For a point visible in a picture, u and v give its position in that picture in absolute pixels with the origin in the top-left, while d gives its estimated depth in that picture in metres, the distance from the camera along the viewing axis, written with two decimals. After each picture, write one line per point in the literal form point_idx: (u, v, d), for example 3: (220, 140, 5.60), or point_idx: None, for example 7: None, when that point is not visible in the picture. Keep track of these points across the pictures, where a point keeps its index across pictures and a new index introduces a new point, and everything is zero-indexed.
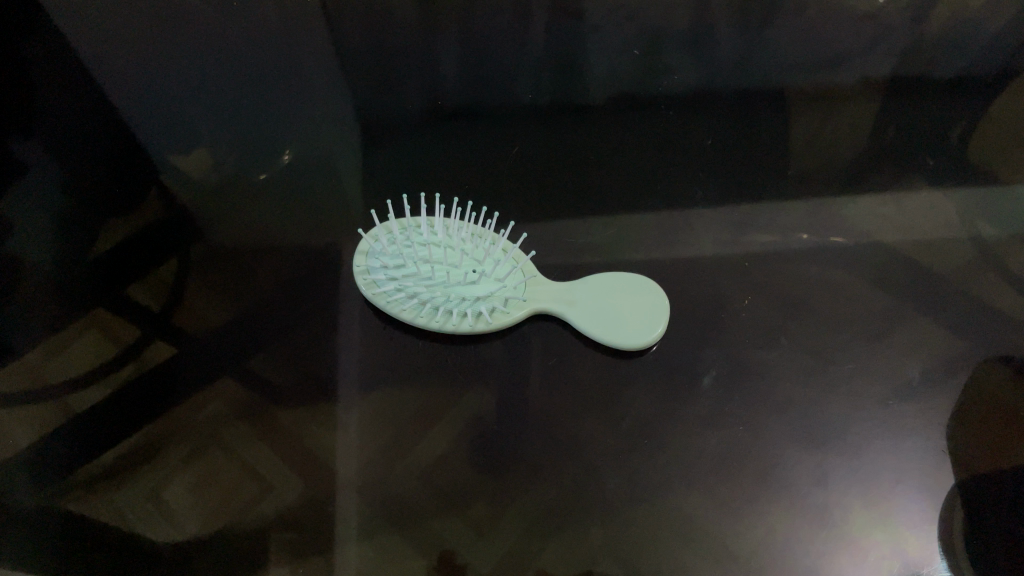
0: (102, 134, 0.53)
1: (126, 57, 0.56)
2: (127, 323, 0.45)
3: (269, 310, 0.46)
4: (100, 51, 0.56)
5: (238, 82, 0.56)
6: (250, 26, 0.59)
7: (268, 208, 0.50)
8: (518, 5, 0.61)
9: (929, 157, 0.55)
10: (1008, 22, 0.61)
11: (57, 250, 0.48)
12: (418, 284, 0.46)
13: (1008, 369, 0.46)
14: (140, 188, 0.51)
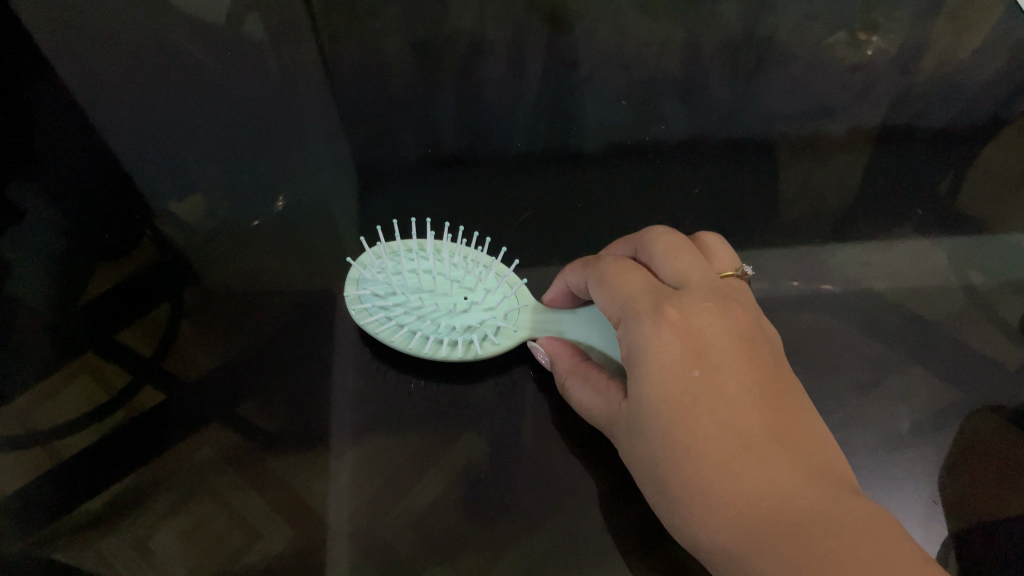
0: (98, 171, 0.53)
1: (128, 108, 0.57)
2: (119, 369, 0.45)
3: (258, 353, 0.46)
4: (103, 100, 0.57)
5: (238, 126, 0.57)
6: (252, 76, 0.60)
7: (264, 255, 0.51)
8: (515, 62, 0.63)
9: (914, 210, 0.56)
10: (990, 77, 0.64)
11: (49, 292, 0.48)
12: (408, 312, 0.47)
13: (999, 416, 0.46)
14: (135, 231, 0.51)
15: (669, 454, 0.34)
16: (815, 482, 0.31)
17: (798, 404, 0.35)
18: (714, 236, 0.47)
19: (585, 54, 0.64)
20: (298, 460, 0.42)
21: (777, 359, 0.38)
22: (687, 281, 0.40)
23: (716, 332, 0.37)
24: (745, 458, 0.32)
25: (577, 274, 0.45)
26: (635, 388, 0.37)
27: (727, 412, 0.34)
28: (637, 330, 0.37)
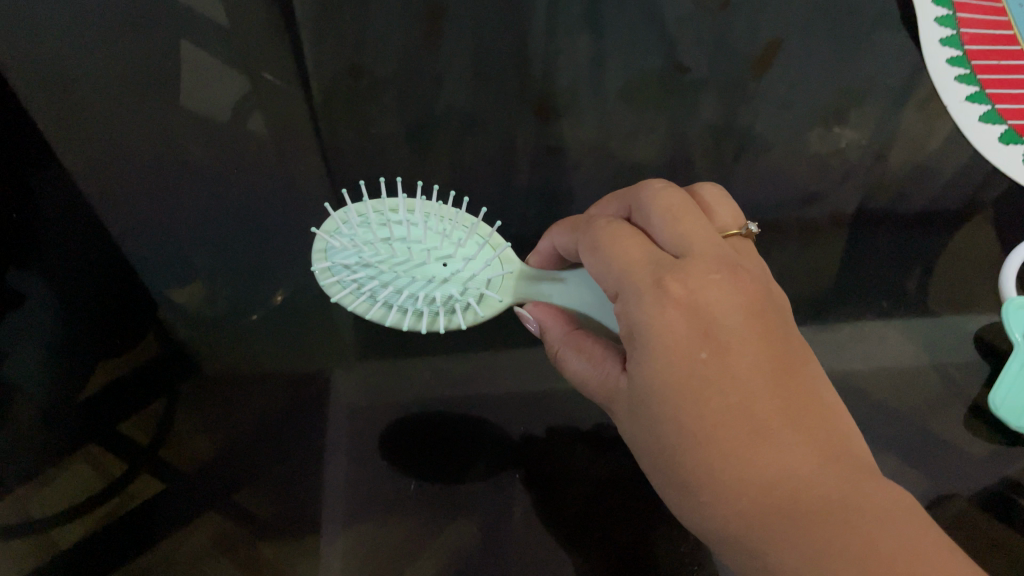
0: (99, 267, 0.54)
1: (130, 190, 0.58)
2: (118, 458, 0.46)
3: (255, 440, 0.47)
4: (105, 185, 0.58)
5: (235, 211, 0.58)
6: (248, 159, 0.61)
7: (262, 343, 0.52)
8: (505, 144, 0.63)
9: (882, 298, 0.59)
10: (965, 163, 0.66)
11: (51, 383, 0.49)
12: (385, 283, 0.48)
13: (969, 498, 0.48)
14: (140, 324, 0.52)
15: (677, 438, 0.35)
16: (829, 462, 0.33)
17: (806, 375, 0.36)
18: (712, 189, 0.47)
19: (575, 136, 0.65)
20: (291, 547, 0.43)
21: (782, 326, 0.38)
22: (693, 246, 0.39)
23: (724, 306, 0.37)
24: (760, 444, 0.33)
25: (566, 235, 0.47)
26: (639, 368, 0.37)
27: (737, 396, 0.34)
28: (639, 306, 0.37)
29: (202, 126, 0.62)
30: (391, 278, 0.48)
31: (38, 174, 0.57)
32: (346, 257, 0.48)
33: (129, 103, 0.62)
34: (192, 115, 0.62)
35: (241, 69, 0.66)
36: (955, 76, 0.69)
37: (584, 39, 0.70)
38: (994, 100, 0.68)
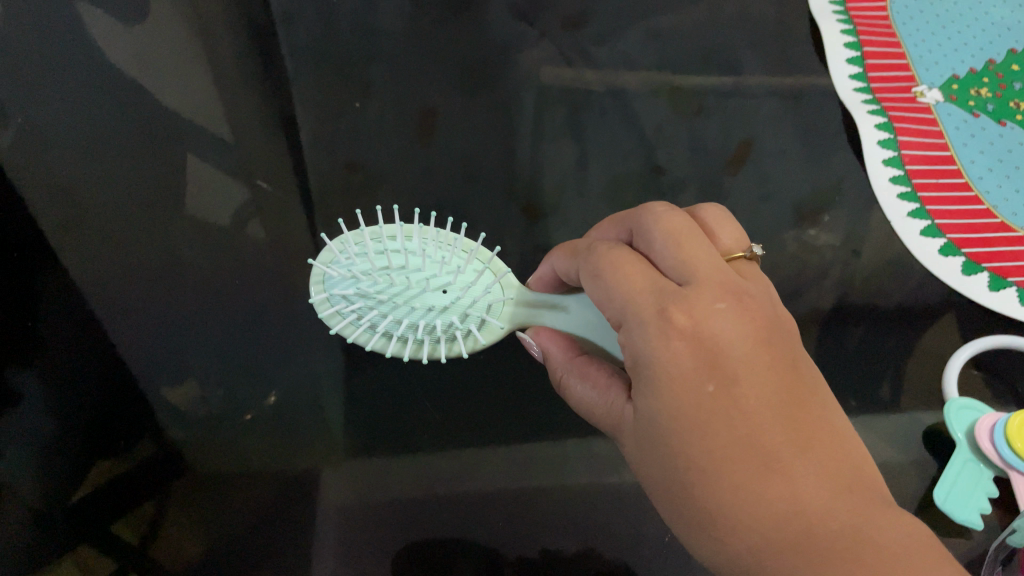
0: (73, 352, 0.49)
1: (118, 266, 0.53)
2: (103, 555, 0.43)
3: (244, 547, 0.43)
4: (88, 263, 0.53)
5: (207, 306, 0.52)
6: (241, 251, 0.55)
7: (256, 448, 0.47)
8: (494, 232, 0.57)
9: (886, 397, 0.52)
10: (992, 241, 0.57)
11: (36, 484, 0.44)
12: (386, 312, 0.46)
13: None
14: (139, 426, 0.47)
15: (678, 474, 0.31)
16: (842, 494, 0.29)
17: (817, 404, 0.33)
18: (716, 210, 0.42)
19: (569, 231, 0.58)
20: None
21: (795, 355, 0.34)
22: (698, 272, 0.36)
23: (732, 342, 0.33)
24: (771, 476, 0.29)
25: (566, 260, 0.43)
26: (642, 402, 0.33)
27: (746, 426, 0.31)
28: (642, 334, 0.34)
29: (177, 209, 0.56)
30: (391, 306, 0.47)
31: (25, 246, 0.53)
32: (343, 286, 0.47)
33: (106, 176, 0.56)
34: (173, 193, 0.56)
35: (233, 154, 0.59)
36: (897, 193, 0.60)
37: (574, 141, 0.62)
38: (934, 215, 0.59)
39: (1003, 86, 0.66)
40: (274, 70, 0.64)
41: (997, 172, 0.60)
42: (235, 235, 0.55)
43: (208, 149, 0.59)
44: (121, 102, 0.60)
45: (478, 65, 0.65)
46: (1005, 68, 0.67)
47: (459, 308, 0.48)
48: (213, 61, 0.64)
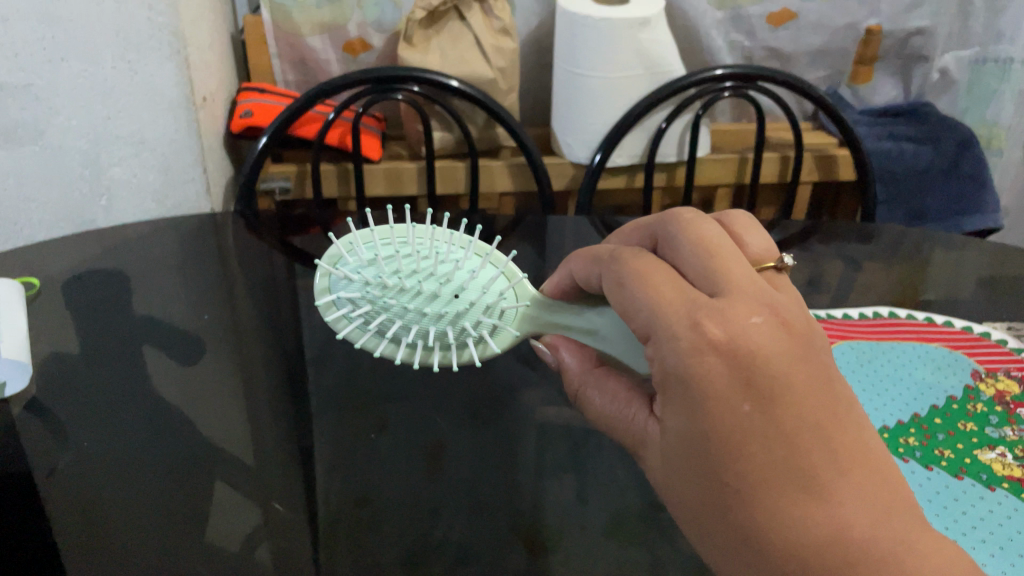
0: None
1: (95, 479, 0.38)
2: None
3: None
4: (104, 485, 0.38)
5: (169, 562, 0.34)
6: (213, 532, 0.36)
7: None
8: (533, 500, 0.39)
9: None
10: None
11: None
12: (396, 318, 0.34)
13: None
14: None
15: (712, 493, 0.23)
16: (894, 516, 0.22)
17: (861, 420, 0.24)
18: (745, 214, 0.33)
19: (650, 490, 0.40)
20: None
21: (835, 372, 0.25)
22: (732, 281, 0.26)
23: (777, 359, 0.24)
24: (811, 504, 0.22)
25: (585, 265, 0.33)
26: (672, 423, 0.25)
27: (783, 447, 0.23)
28: (672, 350, 0.25)
29: (178, 436, 0.42)
30: (401, 311, 0.34)
31: None
32: (352, 291, 0.35)
33: (84, 385, 0.44)
34: (182, 431, 0.42)
35: (196, 385, 0.46)
36: None
37: (577, 478, 0.41)
38: None
39: (967, 428, 0.42)
40: (283, 320, 0.52)
41: (977, 548, 0.34)
42: (205, 490, 0.39)
43: (176, 371, 0.46)
44: (117, 326, 0.49)
45: (468, 400, 0.47)
46: (961, 407, 0.43)
47: (478, 315, 0.35)
48: (198, 301, 0.52)
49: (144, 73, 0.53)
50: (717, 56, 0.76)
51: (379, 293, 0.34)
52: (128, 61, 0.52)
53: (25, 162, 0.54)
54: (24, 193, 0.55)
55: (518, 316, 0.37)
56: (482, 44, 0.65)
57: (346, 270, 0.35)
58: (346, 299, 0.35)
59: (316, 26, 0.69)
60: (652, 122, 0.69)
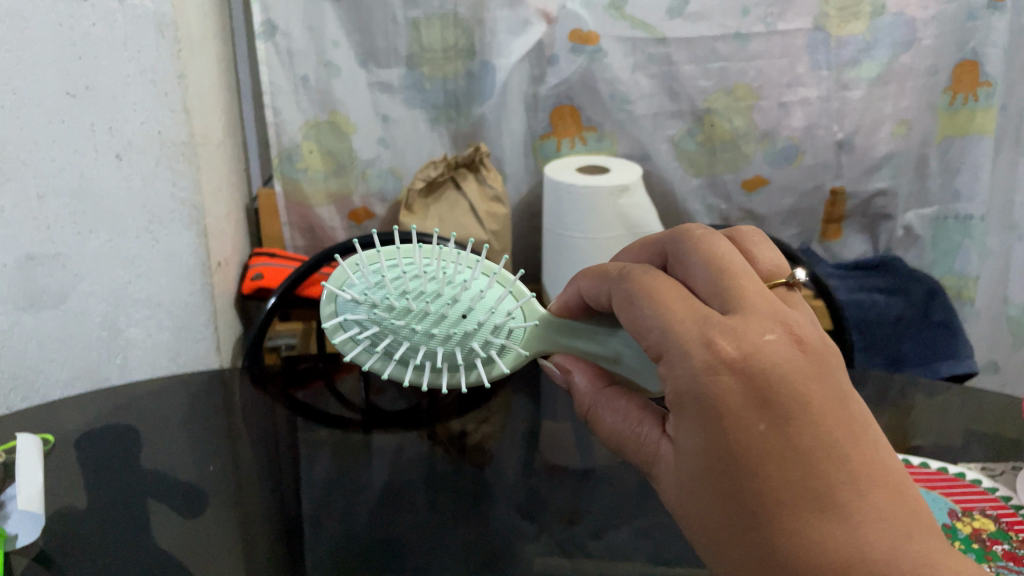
0: None
1: None
2: None
3: None
4: None
5: None
6: None
7: None
8: None
9: None
10: None
11: None
12: (403, 339, 0.37)
13: None
14: None
15: (732, 509, 0.28)
16: (902, 527, 0.26)
17: (868, 434, 0.28)
18: (756, 231, 0.37)
19: None
20: None
21: (842, 387, 0.29)
22: (743, 298, 0.30)
23: (791, 378, 0.28)
24: (827, 519, 0.26)
25: (594, 281, 0.36)
26: (685, 439, 0.29)
27: (798, 465, 0.27)
28: (687, 368, 0.29)
29: None
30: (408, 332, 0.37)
31: None
32: (361, 312, 0.38)
33: (88, 540, 0.45)
34: None
35: (197, 539, 0.46)
36: None
37: None
38: None
39: None
40: (283, 473, 0.53)
41: None
42: None
43: (178, 525, 0.47)
44: (125, 479, 0.51)
45: (468, 550, 0.47)
46: None
47: (485, 335, 0.38)
48: (204, 457, 0.54)
49: (165, 242, 0.57)
50: (696, 219, 0.82)
51: (387, 313, 0.37)
52: (151, 231, 0.56)
53: (49, 324, 0.58)
54: (45, 353, 0.59)
55: (527, 335, 0.40)
56: (476, 209, 0.71)
57: (356, 293, 0.38)
58: (354, 320, 0.38)
59: (324, 197, 0.75)
60: None
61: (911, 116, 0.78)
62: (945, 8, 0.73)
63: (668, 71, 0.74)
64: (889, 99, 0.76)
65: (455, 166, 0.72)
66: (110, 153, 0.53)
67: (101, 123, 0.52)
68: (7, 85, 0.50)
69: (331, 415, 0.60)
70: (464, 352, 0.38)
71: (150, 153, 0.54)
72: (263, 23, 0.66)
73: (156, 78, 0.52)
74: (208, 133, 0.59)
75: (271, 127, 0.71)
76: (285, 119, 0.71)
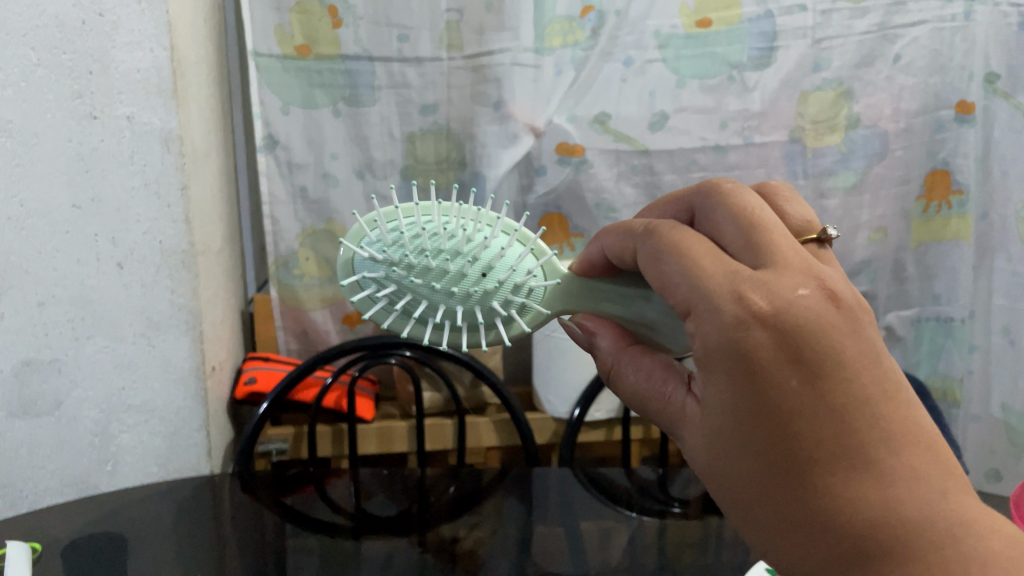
0: None
1: None
2: None
3: None
4: None
5: None
6: None
7: None
8: None
9: None
10: None
11: None
12: (423, 294, 0.38)
13: None
14: None
15: (759, 468, 0.26)
16: (944, 489, 0.24)
17: (906, 393, 0.26)
18: (788, 186, 0.35)
19: None
20: None
21: (878, 345, 0.27)
22: (775, 253, 0.29)
23: (826, 333, 0.26)
24: (861, 478, 0.25)
25: (618, 239, 0.35)
26: (711, 396, 0.27)
27: (831, 424, 0.25)
28: (716, 324, 0.27)
29: None
30: (428, 289, 0.38)
31: None
32: (378, 270, 0.38)
33: None
34: None
35: None
36: None
37: None
38: None
39: None
40: None
41: None
42: None
43: None
44: None
45: None
46: None
47: (505, 294, 0.39)
48: (191, 563, 0.53)
49: (161, 348, 0.58)
50: None
51: (406, 272, 0.37)
52: (148, 336, 0.57)
53: (40, 432, 0.58)
54: (34, 461, 0.58)
55: (546, 292, 0.40)
56: None
57: (374, 253, 0.38)
58: (372, 279, 0.39)
59: (319, 301, 0.75)
60: None
61: (886, 223, 0.81)
62: (913, 122, 0.77)
63: (651, 180, 0.77)
64: (864, 208, 0.80)
65: None
66: (112, 262, 0.55)
67: (105, 234, 0.54)
68: (14, 197, 0.52)
69: (323, 523, 0.60)
70: (485, 312, 0.39)
71: (151, 262, 0.56)
72: (264, 137, 0.70)
73: (160, 190, 0.54)
74: (208, 242, 0.61)
75: (269, 235, 0.73)
76: (283, 227, 0.73)
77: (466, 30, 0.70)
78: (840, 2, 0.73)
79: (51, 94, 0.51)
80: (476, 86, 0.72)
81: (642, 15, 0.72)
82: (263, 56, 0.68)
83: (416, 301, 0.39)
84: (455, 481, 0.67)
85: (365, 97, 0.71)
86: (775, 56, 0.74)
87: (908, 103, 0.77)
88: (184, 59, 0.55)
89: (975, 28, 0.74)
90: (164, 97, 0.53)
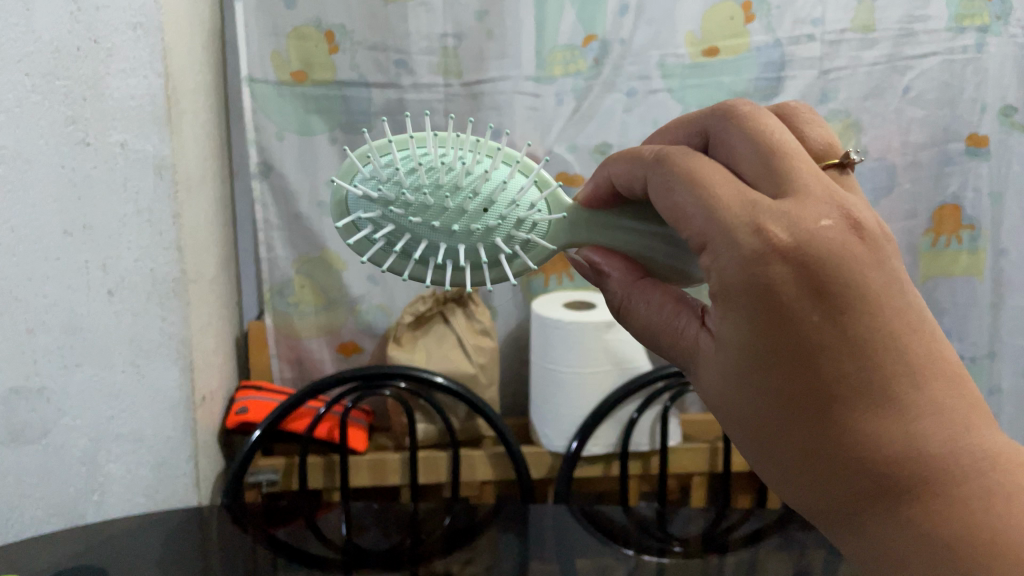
0: None
1: None
2: None
3: None
4: None
5: None
6: None
7: None
8: None
9: None
10: None
11: None
12: (422, 233, 0.37)
13: None
14: None
15: (778, 404, 0.27)
16: (958, 419, 0.26)
17: (927, 324, 0.27)
18: (806, 108, 0.34)
19: None
20: None
21: (901, 275, 0.27)
22: (796, 182, 0.28)
23: (852, 266, 0.26)
24: (883, 416, 0.26)
25: (627, 167, 0.33)
26: (726, 331, 0.27)
27: (854, 361, 0.26)
28: (735, 258, 0.26)
29: None
30: (427, 226, 0.37)
31: None
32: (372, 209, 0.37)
33: None
34: None
35: None
36: None
37: None
38: None
39: None
40: None
41: None
42: None
43: None
44: None
45: None
46: None
47: (509, 229, 0.38)
48: None
49: (150, 376, 0.57)
50: None
51: (404, 210, 0.36)
52: (138, 365, 0.57)
53: (27, 461, 0.57)
54: (19, 490, 0.58)
55: (550, 226, 0.39)
56: (464, 343, 0.70)
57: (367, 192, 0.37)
58: (367, 219, 0.37)
59: (315, 329, 0.75)
60: (624, 414, 0.70)
61: None
62: (921, 155, 0.76)
63: None
64: None
65: (444, 300, 0.71)
66: (103, 290, 0.54)
67: (96, 260, 0.54)
68: (5, 223, 0.51)
69: (313, 557, 0.59)
70: (488, 249, 0.38)
71: (143, 289, 0.55)
72: (260, 163, 0.69)
73: (153, 218, 0.54)
74: (201, 271, 0.60)
75: (265, 262, 0.72)
76: (279, 255, 0.72)
77: (465, 56, 0.70)
78: (849, 32, 0.72)
79: (45, 120, 0.50)
80: (475, 113, 0.71)
81: (647, 44, 0.71)
82: (258, 82, 0.67)
83: (416, 243, 0.38)
84: (449, 515, 0.65)
85: (362, 125, 0.70)
86: (782, 86, 0.73)
87: (918, 136, 0.75)
88: (179, 87, 0.55)
89: (987, 60, 0.73)
90: (159, 125, 0.53)
